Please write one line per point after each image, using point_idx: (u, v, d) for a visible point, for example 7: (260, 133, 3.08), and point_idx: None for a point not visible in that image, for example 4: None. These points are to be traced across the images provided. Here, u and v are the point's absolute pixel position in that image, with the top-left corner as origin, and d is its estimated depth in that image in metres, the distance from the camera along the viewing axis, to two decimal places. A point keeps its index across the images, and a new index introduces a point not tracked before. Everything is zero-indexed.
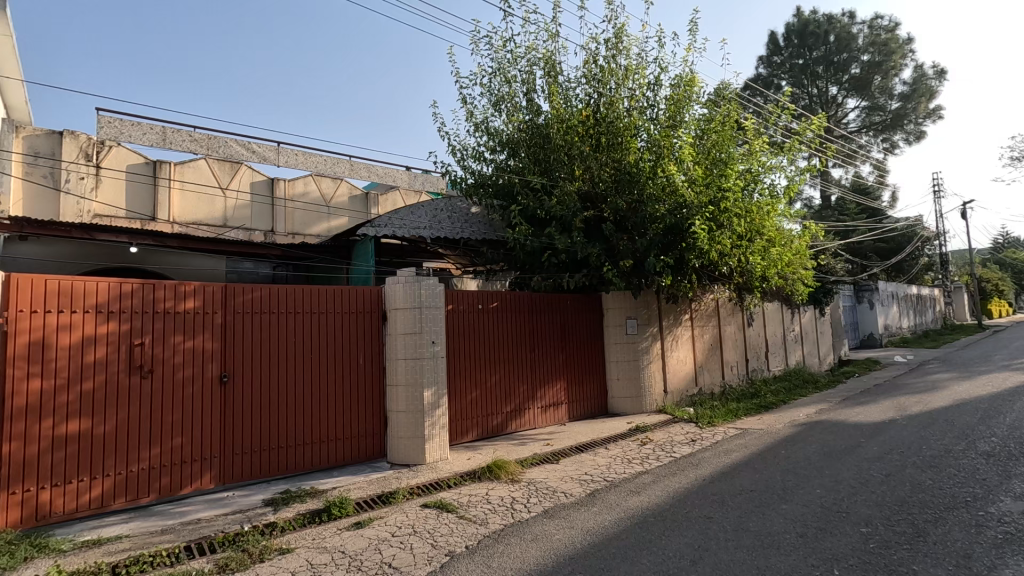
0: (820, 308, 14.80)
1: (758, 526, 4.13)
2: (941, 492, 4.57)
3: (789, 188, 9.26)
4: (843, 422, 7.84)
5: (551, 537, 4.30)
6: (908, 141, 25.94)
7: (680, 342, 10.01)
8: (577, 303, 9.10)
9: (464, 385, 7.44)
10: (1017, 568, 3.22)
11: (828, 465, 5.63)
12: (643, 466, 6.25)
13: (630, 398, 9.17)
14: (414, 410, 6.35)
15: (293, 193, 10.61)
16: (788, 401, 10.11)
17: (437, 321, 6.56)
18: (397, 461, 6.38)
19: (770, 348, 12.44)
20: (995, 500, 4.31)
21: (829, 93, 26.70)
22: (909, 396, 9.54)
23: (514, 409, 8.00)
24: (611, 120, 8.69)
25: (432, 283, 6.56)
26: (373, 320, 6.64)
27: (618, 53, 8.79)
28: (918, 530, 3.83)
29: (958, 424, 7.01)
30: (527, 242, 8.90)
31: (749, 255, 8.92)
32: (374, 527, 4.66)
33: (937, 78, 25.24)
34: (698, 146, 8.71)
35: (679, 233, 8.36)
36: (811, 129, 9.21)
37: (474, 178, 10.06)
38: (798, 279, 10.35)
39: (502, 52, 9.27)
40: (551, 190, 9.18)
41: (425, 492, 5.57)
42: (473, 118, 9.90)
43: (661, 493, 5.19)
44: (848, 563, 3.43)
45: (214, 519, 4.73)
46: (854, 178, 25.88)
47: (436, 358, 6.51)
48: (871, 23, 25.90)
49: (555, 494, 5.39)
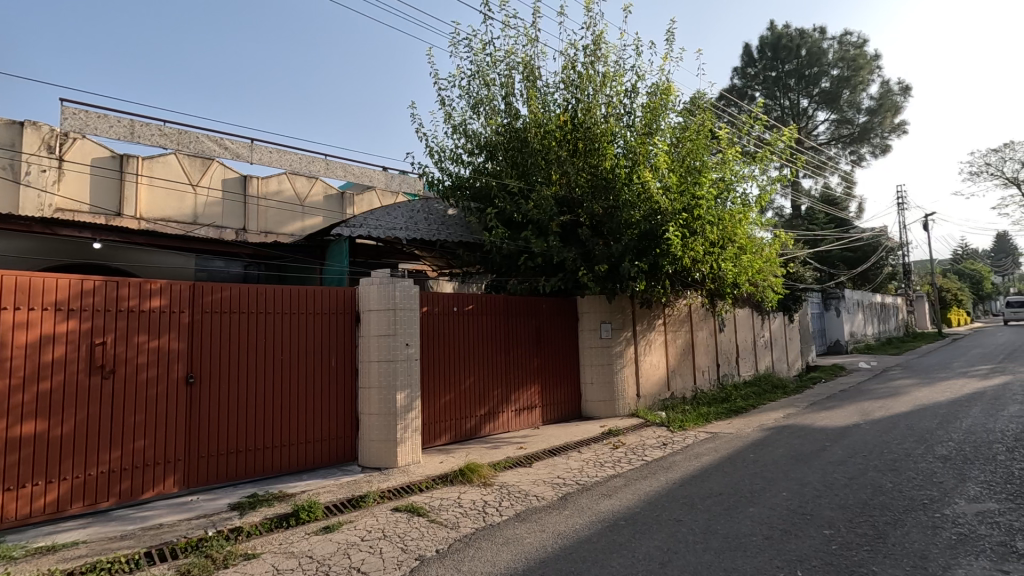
0: (789, 315, 15.16)
1: (726, 529, 4.20)
2: (900, 495, 4.71)
3: (760, 197, 9.44)
4: (810, 427, 8.01)
5: (522, 540, 4.30)
6: (874, 154, 26.76)
7: (654, 346, 10.13)
8: (553, 306, 9.14)
9: (437, 388, 7.39)
10: (969, 567, 3.35)
11: (794, 469, 5.76)
12: (616, 470, 6.30)
13: (603, 402, 9.24)
14: (387, 412, 6.28)
15: (267, 191, 10.43)
16: (757, 406, 10.31)
17: (412, 323, 6.51)
18: (369, 465, 6.31)
19: (740, 354, 12.68)
20: (950, 502, 4.47)
21: (800, 106, 27.45)
22: (873, 401, 9.82)
23: (488, 413, 7.98)
24: (589, 126, 8.78)
25: (407, 284, 6.49)
26: (345, 321, 6.57)
27: (596, 60, 8.88)
28: (878, 532, 3.95)
29: (918, 428, 7.25)
30: (503, 245, 8.90)
31: (721, 262, 9.07)
32: (343, 531, 4.59)
33: (902, 94, 26.11)
34: (673, 154, 8.84)
35: (654, 240, 8.51)
36: (782, 140, 9.44)
37: (452, 181, 10.03)
38: (769, 286, 10.57)
39: (481, 54, 9.27)
40: (528, 195, 9.20)
41: (397, 496, 5.51)
42: (451, 120, 9.86)
43: (632, 497, 5.24)
44: (811, 564, 3.51)
45: (177, 524, 4.59)
46: (823, 189, 26.60)
47: (410, 361, 6.45)
48: (841, 39, 26.66)
49: (527, 498, 5.40)
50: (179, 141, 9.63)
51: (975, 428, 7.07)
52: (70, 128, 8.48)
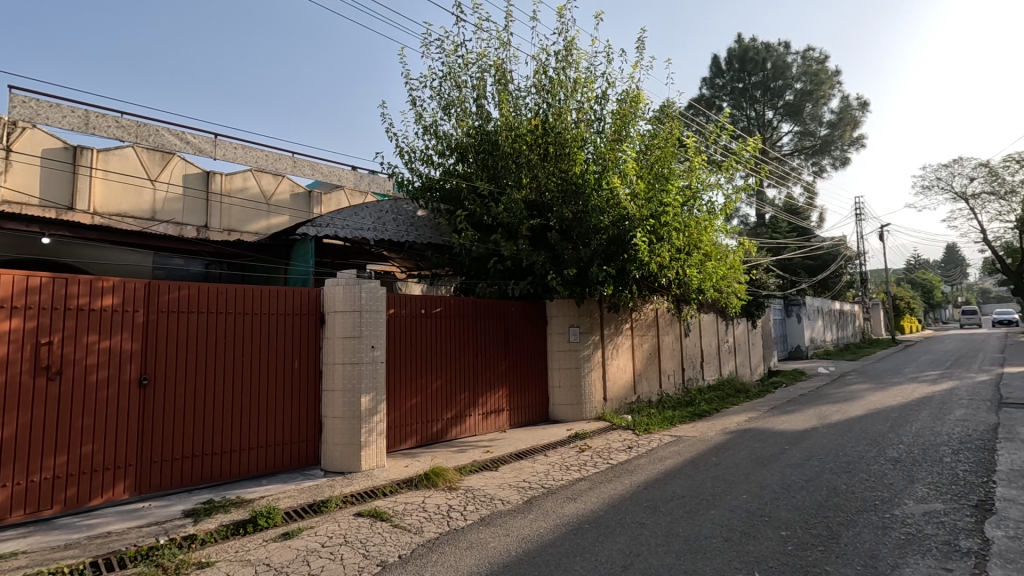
0: (751, 320, 15.55)
1: (688, 531, 4.26)
2: (853, 496, 4.87)
3: (726, 204, 9.65)
4: (770, 430, 8.23)
5: (486, 545, 4.27)
6: (835, 166, 27.70)
7: (621, 350, 10.25)
8: (521, 310, 9.16)
9: (404, 392, 7.30)
10: (916, 566, 3.47)
11: (754, 472, 5.90)
12: (581, 473, 6.33)
13: (570, 406, 9.29)
14: (351, 416, 6.17)
15: (230, 188, 10.16)
16: (720, 409, 10.52)
17: (378, 324, 6.40)
18: (332, 469, 6.20)
19: (705, 358, 12.94)
20: (900, 502, 4.65)
21: (765, 117, 28.27)
22: (830, 405, 10.17)
23: (454, 416, 7.92)
24: (560, 131, 8.80)
25: (373, 284, 6.38)
26: (310, 323, 6.45)
27: (568, 66, 8.95)
28: (832, 532, 4.07)
29: (871, 431, 7.52)
30: (473, 247, 8.85)
31: (687, 268, 9.26)
32: (304, 537, 4.48)
33: (861, 109, 27.14)
34: (642, 161, 8.98)
35: (622, 245, 8.66)
36: (747, 150, 9.68)
37: (422, 182, 9.93)
38: (733, 292, 10.79)
39: (453, 56, 9.22)
40: (498, 198, 9.18)
41: (360, 500, 5.41)
42: (422, 120, 9.78)
43: (597, 501, 5.26)
44: (768, 565, 3.59)
45: (126, 532, 4.41)
46: (786, 198, 27.41)
47: (376, 363, 6.35)
48: (804, 54, 27.58)
49: (492, 502, 5.37)
50: (137, 134, 9.29)
51: (924, 431, 7.36)
52: (19, 117, 8.07)
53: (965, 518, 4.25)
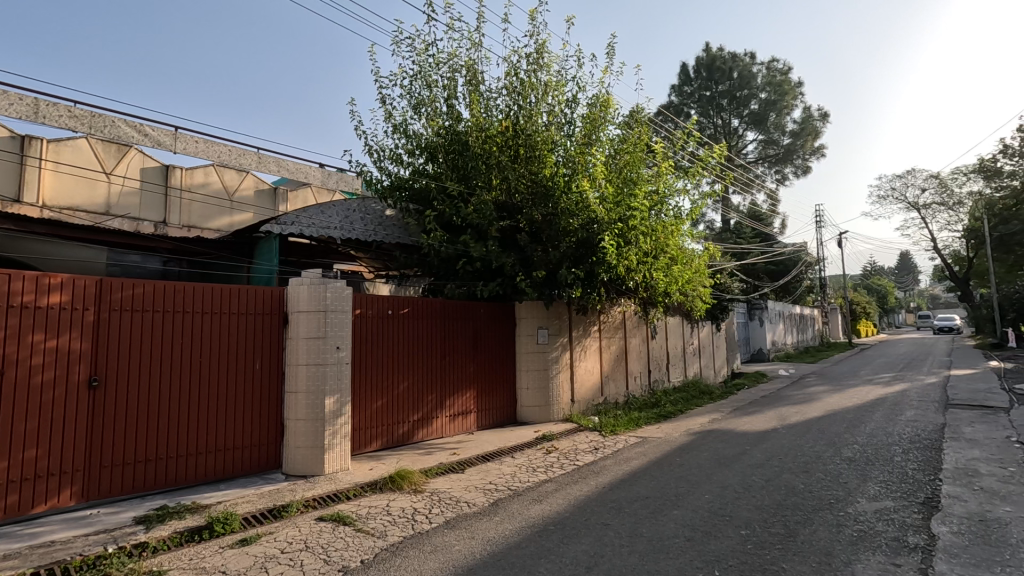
0: (716, 323, 15.90)
1: (651, 531, 4.31)
2: (810, 495, 5.01)
3: (692, 210, 9.83)
4: (732, 432, 8.41)
5: (450, 548, 4.23)
6: (796, 174, 28.58)
7: (589, 352, 10.32)
8: (490, 311, 9.14)
9: (370, 394, 7.19)
10: (868, 562, 3.58)
11: (716, 472, 6.02)
12: (547, 475, 6.34)
13: (538, 407, 9.32)
14: (314, 418, 6.06)
15: (191, 183, 9.86)
16: (686, 411, 10.71)
17: (344, 325, 6.31)
18: (294, 472, 6.05)
19: (671, 360, 13.16)
20: (853, 500, 4.80)
21: (731, 125, 28.97)
22: (790, 406, 10.46)
23: (421, 418, 7.85)
24: (530, 133, 8.80)
25: (339, 284, 6.29)
26: (273, 323, 6.29)
27: (539, 69, 8.98)
28: (789, 531, 4.16)
29: (828, 432, 7.76)
30: (442, 248, 8.79)
31: (653, 272, 9.38)
32: (262, 543, 4.35)
33: (821, 120, 28.10)
34: (611, 165, 9.07)
35: (590, 248, 8.76)
36: (713, 157, 9.87)
37: (391, 181, 9.81)
38: (698, 296, 11.00)
39: (424, 55, 9.15)
40: (467, 199, 9.17)
41: (322, 505, 5.29)
42: (392, 119, 9.68)
43: (562, 502, 5.28)
44: (728, 563, 3.65)
45: (71, 541, 4.21)
46: (751, 205, 28.13)
47: (341, 365, 6.25)
48: (768, 65, 28.43)
49: (458, 504, 5.32)
50: (91, 124, 8.91)
51: (877, 431, 7.64)
52: None
53: (913, 515, 4.42)
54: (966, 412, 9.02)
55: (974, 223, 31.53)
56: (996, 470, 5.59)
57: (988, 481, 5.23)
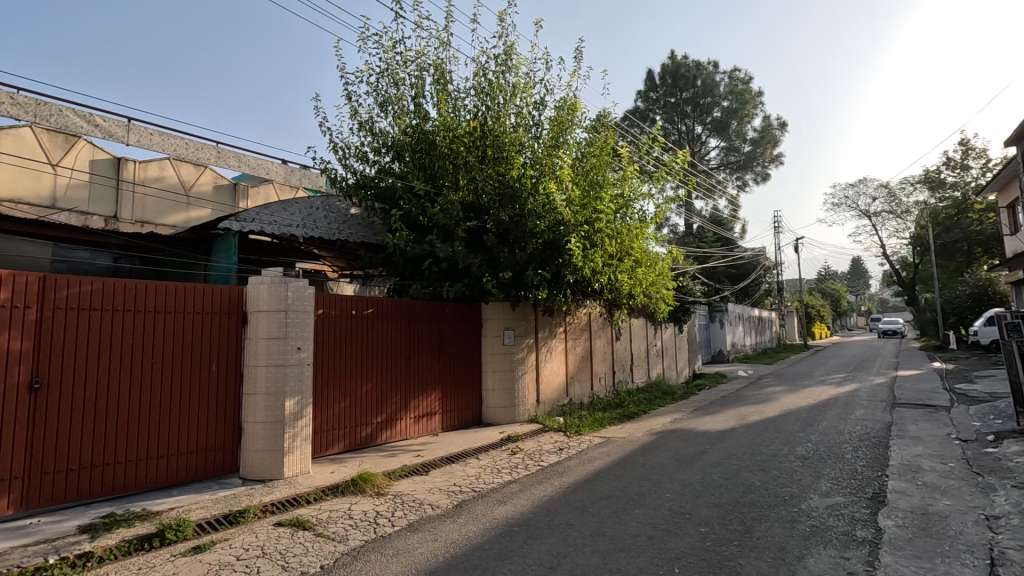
0: (678, 325, 16.24)
1: (613, 530, 4.36)
2: (766, 492, 5.17)
3: (657, 214, 10.01)
4: (693, 431, 8.59)
5: (413, 551, 4.18)
6: (756, 181, 29.41)
7: (554, 353, 10.39)
8: (456, 312, 9.10)
9: (332, 395, 7.05)
10: (819, 556, 3.71)
11: (677, 470, 6.15)
12: (512, 476, 6.35)
13: (503, 408, 9.32)
14: (273, 420, 5.90)
15: (145, 176, 9.48)
16: (649, 411, 10.88)
17: (305, 325, 6.18)
18: (251, 477, 5.88)
19: (634, 361, 13.37)
20: (806, 497, 4.97)
21: (694, 132, 29.65)
22: (748, 406, 10.76)
23: (385, 420, 7.74)
24: (498, 134, 8.82)
25: (301, 284, 6.16)
26: (231, 323, 6.10)
27: (507, 70, 8.99)
28: (746, 527, 4.28)
29: (783, 431, 8.02)
30: (408, 248, 8.70)
31: (618, 274, 9.52)
32: (216, 551, 4.21)
33: (780, 129, 29.04)
34: (577, 168, 9.15)
35: (557, 250, 8.81)
36: (677, 163, 10.08)
37: (356, 179, 9.66)
38: (661, 298, 11.19)
39: (391, 53, 9.04)
40: (434, 199, 9.11)
41: (281, 509, 5.16)
42: (358, 116, 9.53)
43: (526, 503, 5.29)
44: (687, 560, 3.72)
45: (8, 552, 3.97)
46: (713, 210, 28.84)
47: (302, 366, 6.11)
48: (731, 74, 29.22)
49: (421, 507, 5.27)
50: (36, 113, 8.46)
51: (829, 430, 7.94)
52: None
53: (861, 510, 4.61)
54: (911, 410, 9.46)
55: (920, 230, 33.10)
56: (938, 466, 5.89)
57: (930, 477, 5.50)
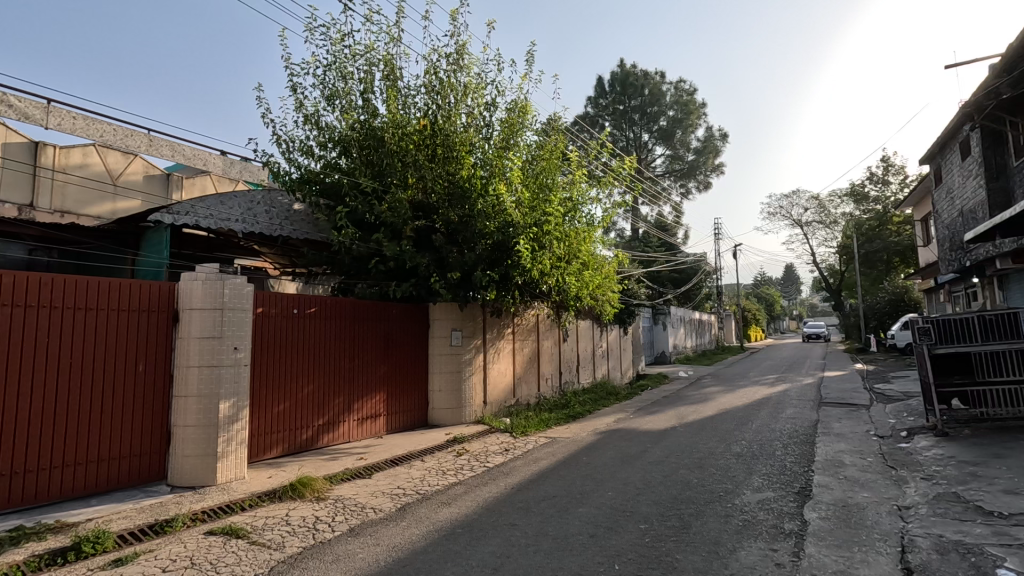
0: (623, 327, 16.63)
1: (557, 530, 4.41)
2: (702, 489, 5.37)
3: (604, 218, 10.21)
4: (636, 430, 8.82)
5: (353, 556, 4.08)
6: (698, 189, 30.52)
7: (501, 355, 10.39)
8: (403, 313, 8.96)
9: (270, 398, 6.78)
10: (750, 549, 3.88)
11: (620, 469, 6.29)
12: (457, 477, 6.31)
13: (449, 410, 9.25)
14: (206, 424, 5.62)
15: (66, 163, 8.85)
16: (594, 411, 11.08)
17: (242, 324, 5.93)
18: (180, 484, 5.57)
19: (581, 362, 13.59)
20: (740, 492, 5.19)
21: (641, 139, 30.47)
22: (688, 406, 11.15)
23: (326, 423, 7.52)
24: (448, 133, 8.72)
25: (238, 281, 5.91)
26: (161, 321, 5.77)
27: (458, 70, 8.94)
28: (683, 523, 4.43)
29: (720, 429, 8.37)
30: (353, 246, 8.51)
31: (566, 276, 9.65)
32: (139, 563, 3.96)
33: (721, 139, 30.28)
34: (528, 170, 9.22)
35: (505, 251, 8.84)
36: (624, 168, 10.30)
37: (301, 174, 9.34)
38: (607, 300, 11.39)
39: (339, 45, 8.81)
40: (382, 196, 8.93)
41: (212, 517, 4.92)
42: (303, 109, 9.23)
43: (471, 504, 5.28)
44: (627, 557, 3.81)
45: None
46: (658, 216, 29.74)
47: (238, 367, 5.86)
48: (676, 85, 30.24)
49: (363, 511, 5.16)
50: None
51: (762, 428, 8.34)
52: None
53: (789, 504, 4.86)
54: (836, 409, 10.07)
55: (846, 240, 35.35)
56: (858, 460, 6.30)
57: (851, 471, 5.87)
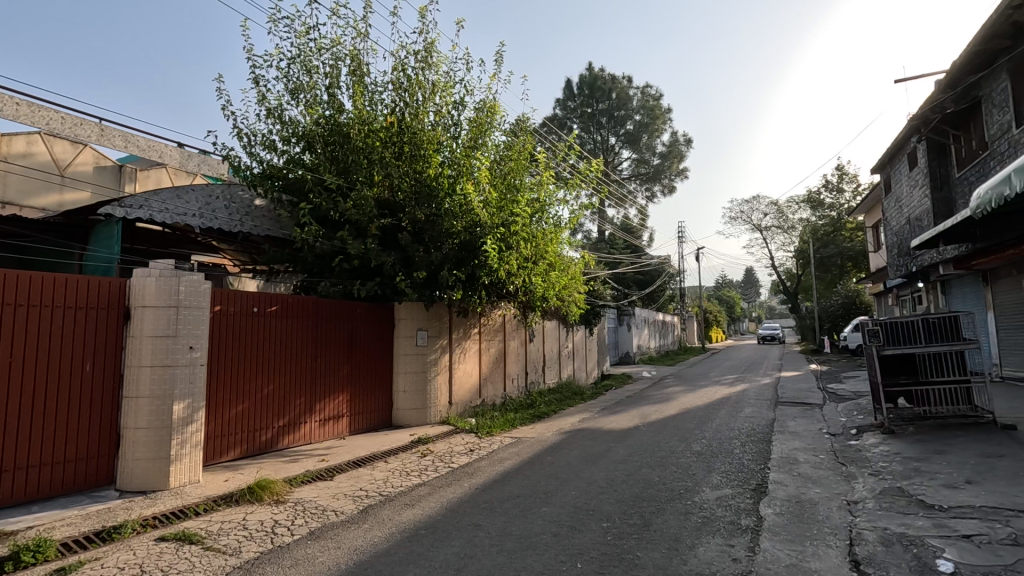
0: (589, 328, 16.81)
1: (520, 529, 4.42)
2: (663, 487, 5.47)
3: (571, 219, 10.29)
4: (600, 430, 8.93)
5: (313, 560, 4.00)
6: (663, 193, 31.11)
7: (467, 355, 10.35)
8: (368, 312, 8.83)
9: (228, 399, 6.57)
10: (708, 545, 3.98)
11: (584, 469, 6.36)
12: (421, 478, 6.26)
13: (414, 410, 9.16)
14: (159, 426, 5.42)
15: (9, 152, 8.37)
16: (559, 411, 11.16)
17: (199, 323, 5.76)
18: (130, 488, 5.35)
19: (547, 362, 13.66)
20: (699, 490, 5.32)
21: (608, 142, 30.87)
22: (651, 405, 11.35)
23: (287, 424, 7.34)
24: (416, 131, 8.62)
25: (195, 278, 5.74)
26: (111, 319, 5.52)
27: (426, 68, 8.87)
28: (645, 521, 4.51)
29: (681, 428, 8.55)
30: (317, 243, 8.34)
31: (533, 276, 9.70)
32: (84, 572, 3.78)
33: (686, 145, 30.95)
34: (495, 170, 9.22)
35: (473, 251, 8.82)
36: (591, 171, 10.41)
37: (262, 169, 9.10)
38: (573, 301, 11.48)
39: (304, 38, 8.63)
40: (346, 193, 8.78)
41: (164, 522, 4.74)
42: (266, 102, 9.01)
43: (434, 505, 5.24)
44: (590, 555, 3.85)
45: None
46: (624, 219, 30.18)
47: (193, 366, 5.68)
48: (643, 90, 30.77)
49: (324, 514, 5.06)
50: None
51: (721, 427, 8.56)
52: None
53: (746, 500, 5.00)
54: (792, 408, 10.42)
55: (803, 245, 36.64)
56: (811, 457, 6.54)
57: (804, 468, 6.09)
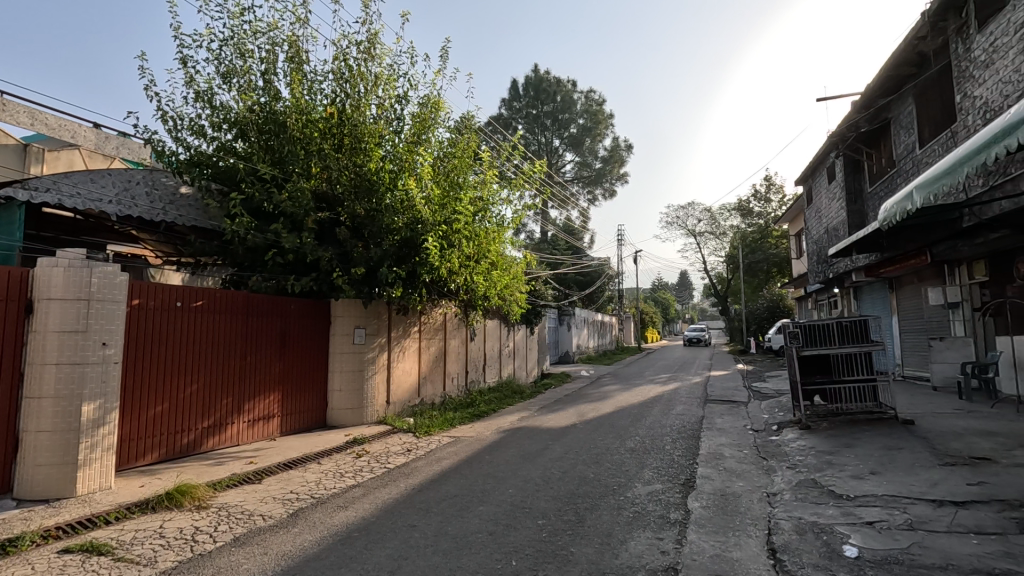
0: (530, 327, 16.95)
1: (456, 529, 4.40)
2: (598, 483, 5.60)
3: (514, 219, 10.34)
4: (538, 428, 9.04)
5: (237, 567, 3.81)
6: (605, 197, 31.81)
7: (406, 353, 10.18)
8: (302, 309, 8.51)
9: (144, 399, 6.14)
10: (639, 539, 4.10)
11: (521, 467, 6.40)
12: (355, 480, 6.10)
13: (349, 410, 8.92)
14: (64, 429, 5.00)
15: None
16: (498, 410, 11.20)
17: (112, 318, 5.38)
18: (29, 497, 4.90)
19: (487, 361, 13.65)
20: (632, 486, 5.48)
21: (552, 144, 31.22)
22: (588, 404, 11.59)
23: (210, 426, 6.95)
24: (356, 123, 8.40)
25: (108, 269, 5.36)
26: (10, 312, 5.02)
27: (369, 59, 8.66)
28: (579, 517, 4.59)
29: (617, 426, 8.78)
30: (248, 236, 7.95)
31: (474, 275, 9.67)
32: None
33: (626, 150, 31.81)
34: (438, 167, 9.12)
35: (413, 248, 8.69)
36: (535, 171, 10.49)
37: (189, 155, 8.60)
38: (515, 301, 11.53)
39: (238, 20, 8.21)
40: (281, 184, 8.44)
41: (69, 533, 4.37)
42: (194, 84, 8.50)
43: (369, 507, 5.12)
44: (525, 552, 3.88)
45: None
46: (566, 220, 30.67)
47: (106, 364, 5.30)
48: (587, 95, 31.39)
49: (251, 518, 4.83)
50: None
51: (654, 424, 8.85)
52: None
53: (675, 495, 5.19)
54: (720, 406, 10.93)
55: (733, 251, 38.52)
56: (735, 452, 6.88)
57: (729, 462, 6.39)
